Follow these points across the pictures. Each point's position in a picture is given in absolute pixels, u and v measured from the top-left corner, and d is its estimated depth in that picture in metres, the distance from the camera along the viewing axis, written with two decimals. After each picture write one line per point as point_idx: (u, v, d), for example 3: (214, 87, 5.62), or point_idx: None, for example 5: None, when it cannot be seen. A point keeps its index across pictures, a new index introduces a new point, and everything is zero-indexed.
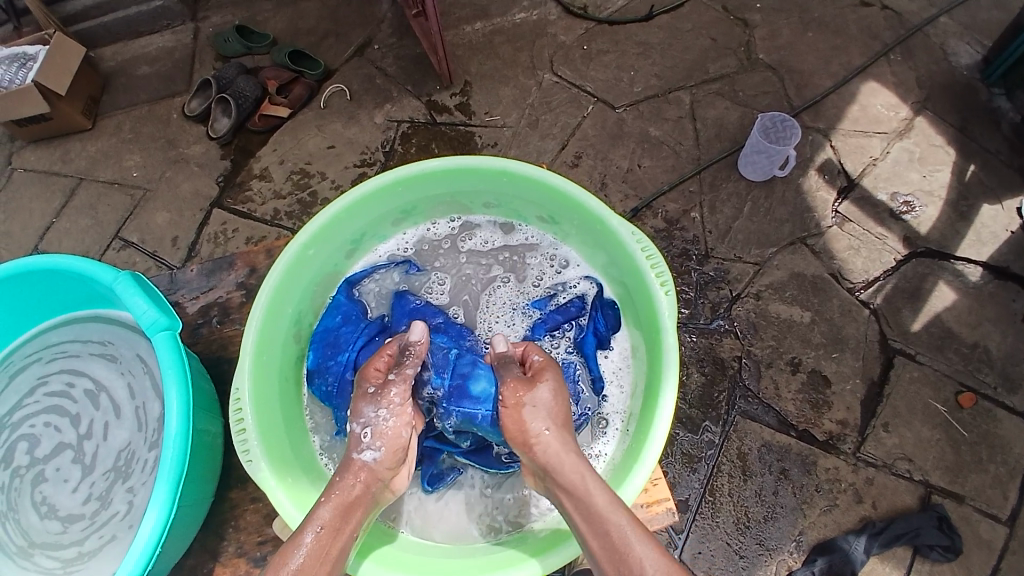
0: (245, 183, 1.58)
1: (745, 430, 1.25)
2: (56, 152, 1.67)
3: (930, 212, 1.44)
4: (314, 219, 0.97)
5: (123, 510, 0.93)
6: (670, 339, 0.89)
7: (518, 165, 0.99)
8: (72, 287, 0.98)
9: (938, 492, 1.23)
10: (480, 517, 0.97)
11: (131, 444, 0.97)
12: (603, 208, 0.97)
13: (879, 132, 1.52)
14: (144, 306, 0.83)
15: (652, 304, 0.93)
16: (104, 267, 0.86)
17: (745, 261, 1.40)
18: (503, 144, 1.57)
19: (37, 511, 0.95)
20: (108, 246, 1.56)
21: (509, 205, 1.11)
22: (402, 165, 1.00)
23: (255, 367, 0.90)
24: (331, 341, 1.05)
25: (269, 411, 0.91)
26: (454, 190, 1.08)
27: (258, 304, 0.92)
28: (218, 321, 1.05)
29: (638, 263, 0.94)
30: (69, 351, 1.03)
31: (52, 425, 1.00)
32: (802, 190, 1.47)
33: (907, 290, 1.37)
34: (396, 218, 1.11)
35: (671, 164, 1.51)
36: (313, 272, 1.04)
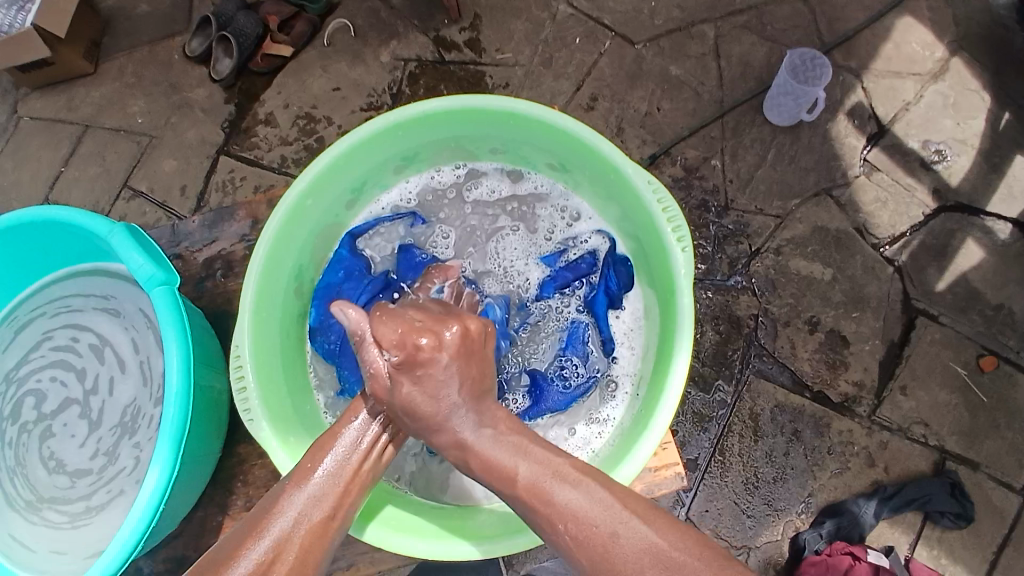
0: (251, 129, 1.53)
1: (758, 390, 1.23)
2: (60, 98, 1.62)
3: (961, 162, 1.34)
4: (310, 168, 0.93)
5: (130, 465, 0.98)
6: (685, 302, 0.86)
7: (527, 107, 0.92)
8: (71, 241, 0.98)
9: (952, 458, 1.20)
10: (484, 481, 0.98)
11: (137, 400, 1.00)
12: (618, 155, 0.90)
13: (912, 73, 1.38)
14: (140, 261, 0.83)
15: (669, 262, 0.89)
16: (98, 219, 0.86)
17: (768, 214, 1.32)
18: (515, 85, 1.47)
19: (45, 465, 1.00)
20: (117, 196, 1.54)
21: (517, 151, 1.05)
22: (402, 108, 0.94)
23: (254, 325, 0.89)
24: (334, 297, 1.05)
25: (271, 370, 0.92)
26: (459, 134, 1.02)
27: (256, 261, 0.90)
28: (222, 276, 1.04)
29: (655, 215, 0.89)
30: (72, 307, 1.05)
31: (57, 380, 1.03)
32: (833, 136, 1.36)
33: (933, 248, 1.29)
34: (397, 165, 1.06)
35: (692, 107, 1.41)
36: (313, 225, 1.00)
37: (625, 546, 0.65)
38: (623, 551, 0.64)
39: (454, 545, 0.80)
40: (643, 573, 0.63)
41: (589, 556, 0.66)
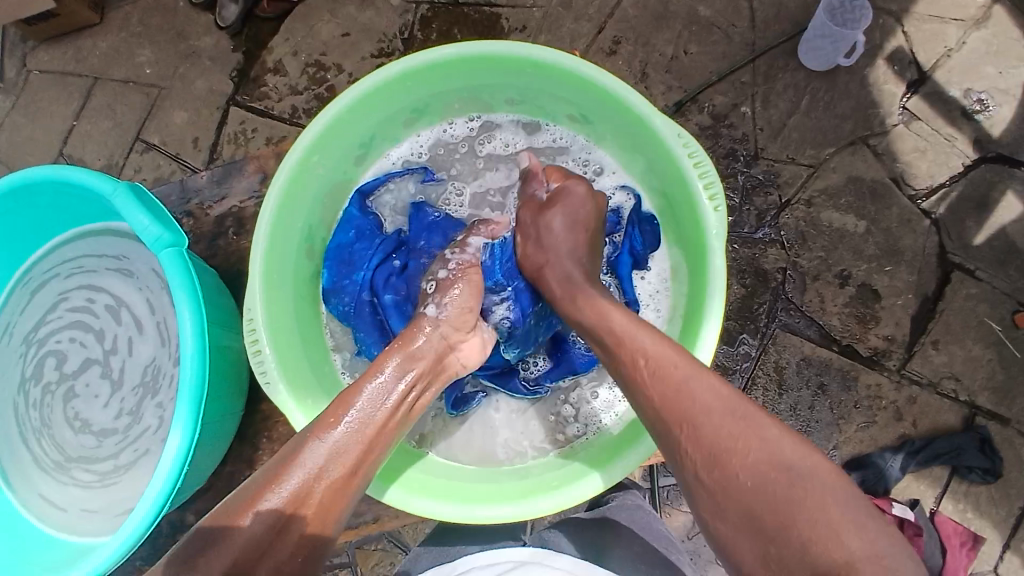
0: (260, 78, 1.48)
1: (784, 343, 1.20)
2: (68, 50, 1.57)
3: (1003, 113, 1.27)
4: (316, 122, 0.89)
5: (155, 425, 0.98)
6: (716, 261, 0.82)
7: (546, 52, 0.87)
8: (77, 198, 0.95)
9: (983, 413, 1.18)
10: (506, 442, 0.98)
11: (157, 359, 1.00)
12: (645, 105, 0.86)
13: (954, 18, 1.29)
14: (145, 222, 0.81)
15: (700, 220, 0.85)
16: (102, 178, 0.83)
17: (798, 163, 1.27)
18: (534, 28, 1.40)
19: (71, 427, 1.00)
20: (132, 148, 1.51)
21: (534, 100, 1.00)
22: (409, 57, 0.89)
23: (266, 287, 0.86)
24: (345, 258, 1.02)
25: (285, 331, 0.89)
26: (473, 83, 0.97)
27: (263, 221, 0.86)
28: (234, 233, 1.02)
29: (684, 169, 0.85)
30: (86, 268, 1.03)
31: (76, 341, 1.02)
32: (868, 83, 1.29)
33: (971, 199, 1.23)
34: (407, 118, 1.01)
35: (722, 50, 1.33)
36: (321, 181, 0.97)
37: (702, 408, 0.63)
38: (711, 429, 0.61)
39: (478, 509, 0.79)
40: (712, 422, 0.61)
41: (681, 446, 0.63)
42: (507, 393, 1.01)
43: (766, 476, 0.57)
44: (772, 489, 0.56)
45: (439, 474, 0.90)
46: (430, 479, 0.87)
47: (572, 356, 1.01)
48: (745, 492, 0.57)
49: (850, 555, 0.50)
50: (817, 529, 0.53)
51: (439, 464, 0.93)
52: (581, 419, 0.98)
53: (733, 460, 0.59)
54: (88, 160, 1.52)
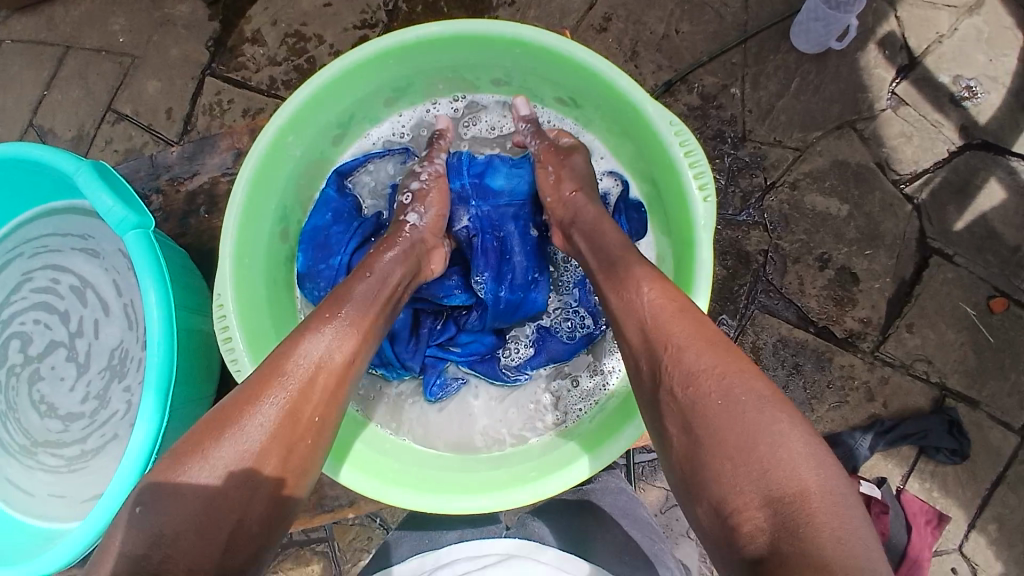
0: (238, 48, 1.44)
1: (762, 324, 1.22)
2: (38, 15, 1.51)
3: (992, 100, 1.27)
4: (291, 100, 0.87)
5: (122, 409, 0.98)
6: (702, 254, 0.82)
7: (536, 31, 0.85)
8: (40, 175, 0.94)
9: (953, 396, 1.21)
10: (484, 429, 0.99)
11: (124, 343, 0.99)
12: (635, 88, 0.84)
13: (947, 3, 1.29)
14: (108, 202, 0.79)
15: (686, 209, 0.85)
16: (66, 155, 0.82)
17: (785, 145, 1.27)
18: (522, 2, 1.37)
19: (37, 410, 1.00)
20: (103, 119, 1.46)
21: (523, 81, 0.98)
22: (394, 32, 0.87)
23: (237, 271, 0.85)
24: (320, 243, 0.99)
25: (256, 316, 0.89)
26: (456, 63, 0.95)
27: (235, 202, 0.85)
28: (205, 212, 1.00)
29: (673, 155, 0.84)
30: (51, 247, 1.02)
31: (41, 322, 1.01)
32: (859, 66, 1.28)
33: (955, 185, 1.24)
34: (388, 96, 1.00)
35: (713, 30, 1.32)
36: (297, 161, 0.95)
37: (684, 335, 0.65)
38: (693, 357, 0.63)
39: (448, 500, 0.81)
40: (695, 348, 0.64)
41: (664, 370, 0.65)
42: (487, 380, 1.02)
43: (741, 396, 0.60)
44: (740, 411, 0.59)
45: (404, 462, 0.92)
46: (399, 470, 0.89)
47: (551, 343, 1.02)
48: (716, 411, 0.59)
49: (804, 484, 0.53)
50: (778, 454, 0.55)
51: (412, 456, 0.94)
52: (559, 408, 0.99)
53: (707, 381, 0.61)
54: (58, 130, 1.48)
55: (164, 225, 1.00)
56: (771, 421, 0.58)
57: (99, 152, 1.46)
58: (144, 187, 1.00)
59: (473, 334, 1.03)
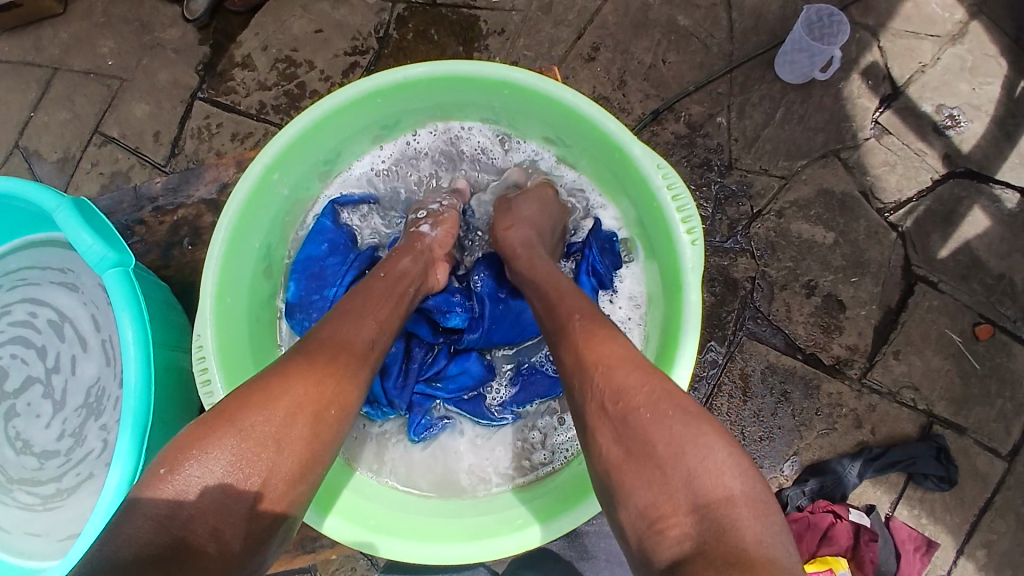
0: (227, 73, 1.44)
1: (750, 351, 1.22)
2: (26, 37, 1.50)
3: (974, 129, 1.30)
4: (277, 138, 0.87)
5: (99, 447, 0.95)
6: (690, 296, 0.82)
7: (524, 75, 0.86)
8: (16, 209, 0.92)
9: (939, 422, 1.21)
10: (470, 468, 0.98)
11: (101, 380, 0.97)
12: (622, 130, 0.85)
13: (930, 34, 1.33)
14: (88, 241, 0.79)
15: (675, 251, 0.85)
16: (46, 192, 0.82)
17: (770, 175, 1.28)
18: (512, 31, 1.39)
19: (12, 446, 0.97)
20: (89, 141, 1.45)
21: (511, 118, 0.99)
22: (381, 73, 0.88)
23: (218, 311, 0.84)
24: (314, 273, 0.98)
25: (237, 353, 0.88)
26: (444, 101, 0.96)
27: (218, 240, 0.84)
28: (189, 244, 0.99)
29: (661, 198, 0.85)
30: (30, 280, 1.00)
31: (18, 357, 0.99)
32: (842, 96, 1.31)
33: (939, 214, 1.27)
34: (377, 133, 1.00)
35: (699, 60, 1.35)
36: (282, 197, 0.95)
37: (614, 354, 0.64)
38: (623, 375, 0.62)
39: (435, 549, 0.80)
40: (622, 366, 0.62)
41: (594, 388, 0.63)
42: (474, 418, 1.01)
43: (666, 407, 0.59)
44: (667, 427, 0.57)
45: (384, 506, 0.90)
46: (383, 515, 0.87)
47: (538, 380, 1.01)
48: (646, 427, 0.58)
49: (730, 492, 0.53)
50: (705, 462, 0.55)
51: (396, 498, 0.93)
52: (546, 446, 0.98)
53: (637, 398, 0.60)
54: (43, 152, 1.46)
55: (146, 258, 0.98)
56: (701, 436, 0.56)
57: (85, 175, 1.44)
58: (127, 219, 0.98)
59: (462, 367, 1.00)
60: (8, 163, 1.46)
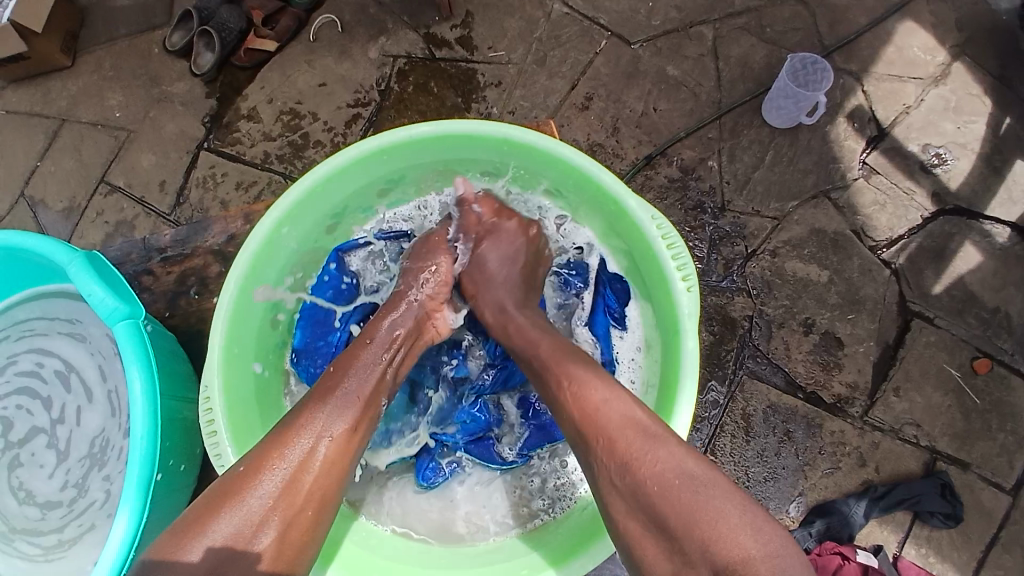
0: (233, 125, 1.49)
1: (751, 390, 1.22)
2: (37, 90, 1.56)
3: (961, 166, 1.34)
4: (286, 195, 0.89)
5: (100, 498, 0.95)
6: (689, 343, 0.82)
7: (522, 132, 0.90)
8: (28, 260, 0.94)
9: (944, 458, 1.21)
10: (468, 517, 0.96)
11: (105, 431, 0.97)
12: (618, 184, 0.88)
13: (912, 77, 1.40)
14: (100, 294, 0.81)
15: (671, 301, 0.86)
16: (60, 246, 0.84)
17: (763, 216, 1.32)
18: (508, 83, 1.45)
19: (15, 496, 0.97)
20: (95, 190, 1.48)
21: (510, 174, 1.01)
22: (387, 133, 0.91)
23: (225, 364, 0.85)
24: (320, 319, 1.03)
25: (244, 404, 0.88)
26: (447, 158, 0.99)
27: (226, 295, 0.86)
28: (195, 294, 1.00)
29: (657, 248, 0.86)
30: (37, 330, 1.01)
31: (23, 408, 1.00)
32: (829, 139, 1.36)
33: (931, 250, 1.29)
34: (382, 189, 1.02)
35: (689, 107, 1.40)
36: (290, 253, 0.97)
37: (616, 424, 0.65)
38: (626, 446, 0.64)
39: None
40: (625, 436, 0.64)
41: (601, 465, 0.65)
42: (483, 462, 1.00)
43: (670, 474, 0.61)
44: (676, 492, 0.59)
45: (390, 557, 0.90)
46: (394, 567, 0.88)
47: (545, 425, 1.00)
48: (656, 499, 0.60)
49: (748, 554, 0.55)
50: (719, 528, 0.56)
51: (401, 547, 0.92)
52: (546, 495, 0.97)
53: (643, 468, 0.62)
54: (48, 201, 1.49)
55: (153, 307, 1.00)
56: (713, 494, 0.59)
57: (89, 223, 1.46)
58: (135, 269, 0.99)
59: (470, 414, 1.01)
60: (14, 212, 1.49)
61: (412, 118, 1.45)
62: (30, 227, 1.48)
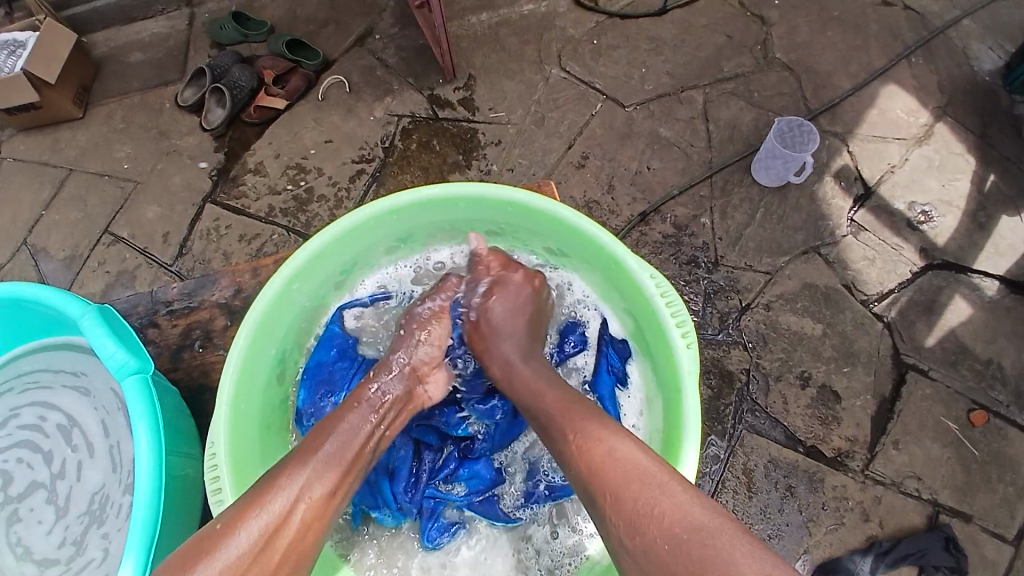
0: (239, 178, 1.53)
1: (750, 444, 1.22)
2: (46, 140, 1.61)
3: (947, 223, 1.40)
4: (297, 254, 0.92)
5: (98, 557, 0.92)
6: (690, 399, 0.83)
7: (525, 196, 0.93)
8: (36, 314, 0.95)
9: (947, 511, 1.19)
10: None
11: (105, 487, 0.95)
12: (618, 245, 0.91)
13: (897, 137, 1.48)
14: (112, 348, 0.81)
15: (671, 358, 0.87)
16: (72, 300, 0.85)
17: (756, 270, 1.35)
18: (508, 142, 1.51)
19: (13, 552, 0.96)
20: (98, 241, 1.50)
21: (514, 232, 1.04)
22: (398, 194, 0.94)
23: (231, 418, 0.85)
24: (324, 378, 1.02)
25: (247, 459, 0.87)
26: (453, 218, 1.02)
27: (236, 349, 0.86)
28: (201, 346, 1.01)
29: (656, 307, 0.88)
30: (42, 382, 1.02)
31: (23, 461, 1.00)
32: (817, 197, 1.42)
33: (921, 304, 1.32)
34: (389, 245, 1.05)
35: (681, 166, 1.46)
36: (298, 307, 0.98)
37: (620, 476, 0.66)
38: (632, 501, 0.64)
39: None
40: (631, 489, 0.64)
41: (609, 521, 0.65)
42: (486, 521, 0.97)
43: (677, 527, 0.60)
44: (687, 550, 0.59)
45: None
46: None
47: (545, 492, 0.98)
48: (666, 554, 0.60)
49: None
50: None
51: None
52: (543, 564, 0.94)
53: (651, 525, 0.62)
54: (51, 249, 1.50)
55: (158, 359, 1.00)
56: (720, 546, 0.58)
57: (91, 273, 1.47)
58: (142, 320, 1.01)
59: (474, 471, 1.00)
60: (15, 260, 1.50)
61: (415, 174, 1.50)
62: (31, 276, 1.49)
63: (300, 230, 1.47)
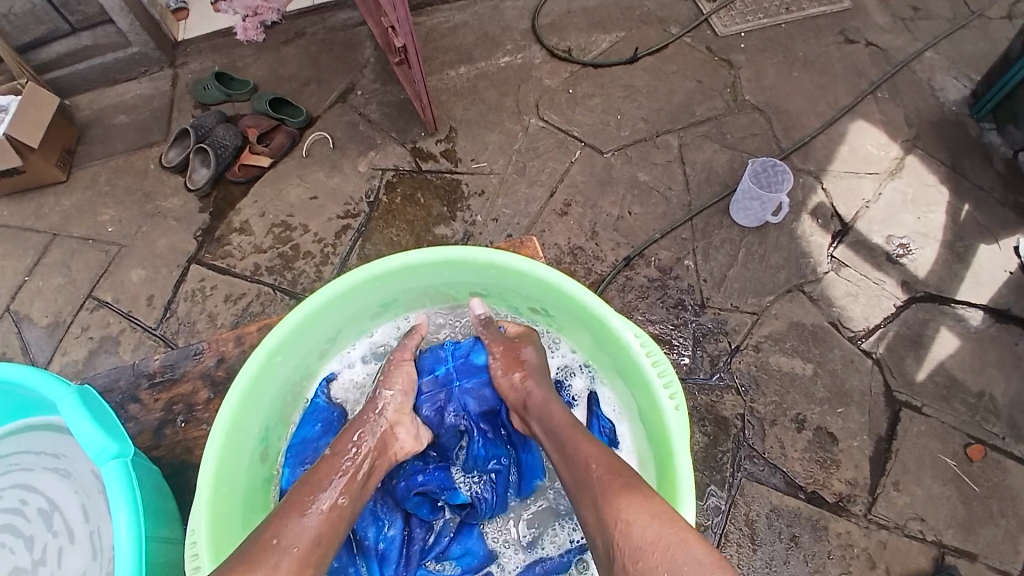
0: (225, 238, 1.52)
1: (751, 493, 1.20)
2: (28, 206, 1.60)
3: (926, 255, 1.42)
4: (280, 327, 0.90)
5: None
6: (683, 462, 0.81)
7: (509, 258, 0.94)
8: (15, 396, 0.93)
9: (951, 552, 1.17)
10: None
11: (86, 575, 0.91)
12: (601, 305, 0.91)
13: (868, 173, 1.52)
14: (89, 432, 0.79)
15: (660, 416, 0.86)
16: (54, 380, 0.84)
17: (742, 310, 1.36)
18: (491, 191, 1.53)
19: None
20: (82, 305, 1.48)
21: (498, 294, 1.04)
22: (379, 262, 0.94)
23: (214, 503, 0.82)
24: (308, 455, 0.99)
25: (230, 542, 0.84)
26: (438, 282, 1.02)
27: (218, 428, 0.84)
28: (182, 421, 0.98)
29: (643, 367, 0.88)
30: (22, 465, 0.99)
31: (5, 547, 0.97)
32: (796, 235, 1.44)
33: (908, 338, 1.33)
34: (374, 312, 1.04)
35: (662, 210, 1.49)
36: (281, 380, 0.97)
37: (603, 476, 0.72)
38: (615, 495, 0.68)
39: None
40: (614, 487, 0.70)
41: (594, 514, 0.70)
42: None
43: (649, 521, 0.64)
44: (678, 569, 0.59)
45: None
46: None
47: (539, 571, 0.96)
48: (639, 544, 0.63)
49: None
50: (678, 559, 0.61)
51: None
52: None
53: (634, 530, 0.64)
54: (34, 316, 1.48)
55: (139, 436, 0.97)
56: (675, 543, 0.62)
57: (74, 339, 1.44)
58: (122, 396, 0.99)
59: (466, 546, 0.98)
60: None
61: (400, 227, 1.50)
62: (11, 344, 1.46)
63: (287, 288, 1.46)
